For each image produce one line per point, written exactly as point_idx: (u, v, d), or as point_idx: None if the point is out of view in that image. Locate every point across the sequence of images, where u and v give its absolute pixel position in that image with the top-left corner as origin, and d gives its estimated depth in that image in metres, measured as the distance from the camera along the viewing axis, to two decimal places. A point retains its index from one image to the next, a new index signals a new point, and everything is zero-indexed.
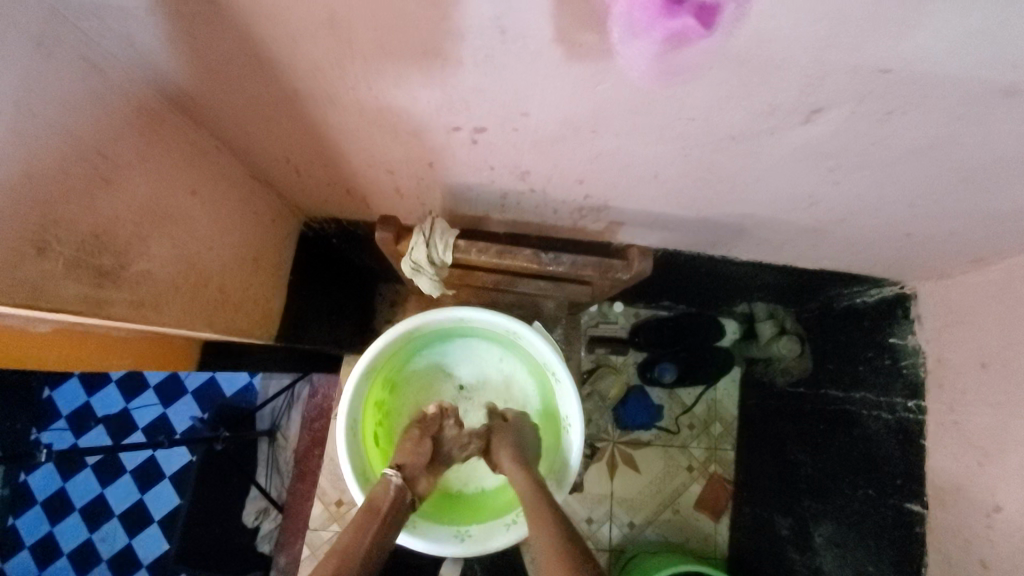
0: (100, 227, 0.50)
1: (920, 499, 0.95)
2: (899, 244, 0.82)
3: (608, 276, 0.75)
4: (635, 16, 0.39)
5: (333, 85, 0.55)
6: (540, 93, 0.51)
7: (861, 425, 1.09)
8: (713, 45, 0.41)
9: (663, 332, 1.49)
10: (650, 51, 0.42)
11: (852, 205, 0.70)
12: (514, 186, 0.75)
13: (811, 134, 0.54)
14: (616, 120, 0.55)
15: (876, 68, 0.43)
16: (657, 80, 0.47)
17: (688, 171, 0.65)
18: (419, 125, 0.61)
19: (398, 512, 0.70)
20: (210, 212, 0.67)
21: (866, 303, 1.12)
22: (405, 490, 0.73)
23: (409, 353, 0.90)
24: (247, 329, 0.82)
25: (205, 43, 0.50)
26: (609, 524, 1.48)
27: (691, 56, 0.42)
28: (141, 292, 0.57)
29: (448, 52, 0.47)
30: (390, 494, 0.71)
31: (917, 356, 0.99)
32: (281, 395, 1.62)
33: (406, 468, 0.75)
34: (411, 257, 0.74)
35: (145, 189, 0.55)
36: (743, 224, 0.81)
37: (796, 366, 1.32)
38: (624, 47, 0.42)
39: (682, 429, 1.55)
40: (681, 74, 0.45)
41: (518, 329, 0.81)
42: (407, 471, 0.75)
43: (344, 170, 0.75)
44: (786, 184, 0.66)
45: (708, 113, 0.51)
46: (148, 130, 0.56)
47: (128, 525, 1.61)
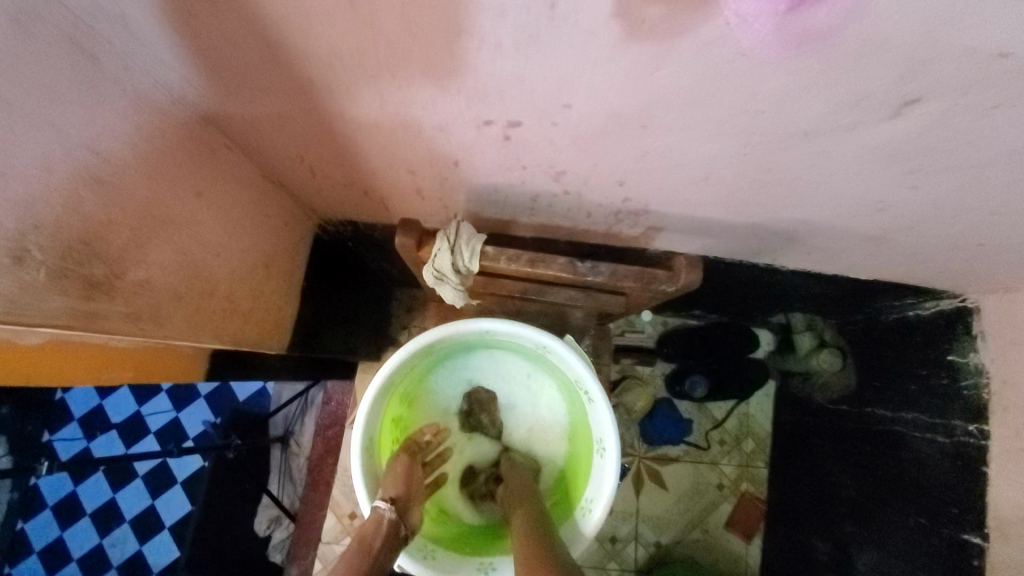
0: (92, 232, 0.44)
1: (979, 531, 0.89)
2: (970, 255, 0.74)
3: (651, 287, 0.68)
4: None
5: (353, 74, 0.49)
6: (587, 81, 0.45)
7: (909, 448, 1.04)
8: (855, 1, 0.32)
9: (693, 342, 1.41)
10: (776, 12, 0.33)
11: (926, 211, 0.62)
12: (546, 187, 0.68)
13: (898, 131, 0.47)
14: (671, 114, 0.48)
15: (1000, 50, 0.36)
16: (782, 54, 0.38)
17: (743, 172, 0.58)
18: (446, 119, 0.55)
19: (390, 546, 0.64)
20: (217, 214, 0.61)
21: (919, 316, 1.03)
22: (398, 522, 0.67)
23: (431, 366, 0.84)
24: (257, 341, 0.77)
25: (210, 25, 0.44)
26: (634, 543, 1.42)
27: (823, 16, 0.34)
28: (139, 305, 0.51)
29: (484, 34, 0.41)
30: (383, 528, 0.65)
31: (980, 377, 0.91)
32: (295, 401, 1.57)
33: (400, 501, 0.69)
34: (434, 264, 0.67)
35: (145, 190, 0.50)
36: (795, 230, 0.74)
37: (836, 381, 1.25)
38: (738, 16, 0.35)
39: (712, 445, 1.46)
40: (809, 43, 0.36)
41: (548, 343, 0.75)
42: (399, 503, 0.69)
43: (362, 169, 0.69)
44: (856, 187, 0.59)
45: (783, 103, 0.44)
46: (148, 124, 0.50)
47: (139, 531, 1.57)
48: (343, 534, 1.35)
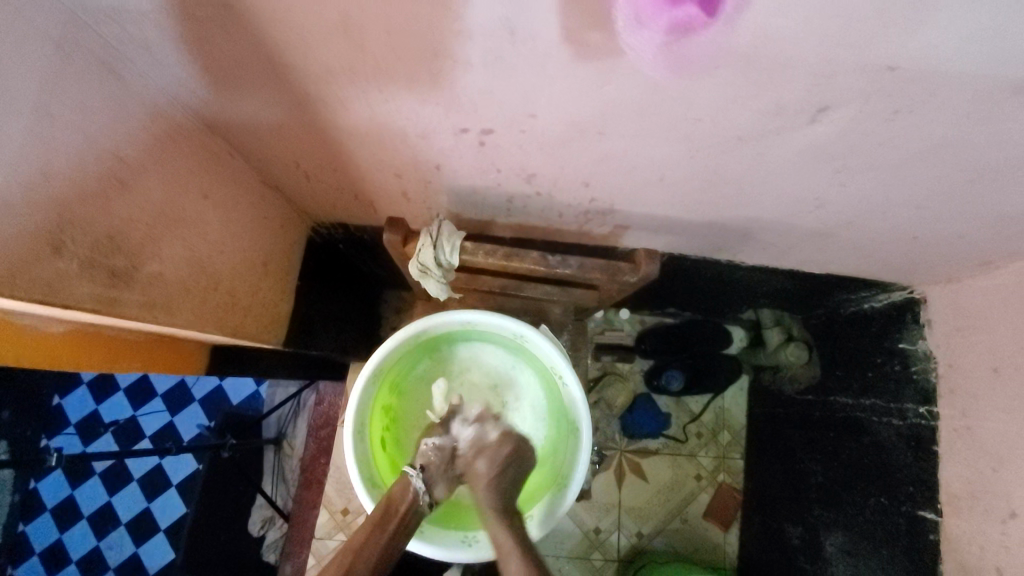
0: (114, 228, 0.50)
1: (934, 507, 0.93)
2: (907, 248, 0.81)
3: (616, 279, 0.75)
4: (641, 8, 0.39)
5: (344, 89, 0.55)
6: (548, 94, 0.52)
7: (870, 432, 1.07)
8: (719, 38, 0.41)
9: (670, 339, 1.50)
10: (655, 42, 0.42)
11: (859, 207, 0.70)
12: (521, 189, 0.75)
13: (818, 135, 0.54)
14: (623, 122, 0.55)
15: (881, 66, 0.43)
16: (664, 72, 0.46)
17: (694, 172, 0.65)
18: (428, 127, 0.62)
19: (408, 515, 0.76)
20: (221, 215, 0.68)
21: (874, 308, 1.10)
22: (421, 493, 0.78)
23: (415, 359, 0.90)
24: (256, 335, 0.83)
25: (220, 48, 0.50)
26: (617, 532, 1.45)
27: (700, 48, 0.42)
28: (153, 294, 0.57)
29: (456, 54, 0.48)
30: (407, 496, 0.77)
31: (928, 361, 0.97)
32: (288, 403, 1.62)
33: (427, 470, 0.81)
34: (418, 259, 0.74)
35: (159, 192, 0.56)
36: (749, 228, 0.81)
37: (803, 374, 1.32)
38: (630, 39, 0.42)
39: (690, 437, 1.52)
40: (693, 65, 0.45)
41: (525, 332, 0.81)
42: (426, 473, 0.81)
43: (353, 174, 0.76)
44: (793, 186, 0.66)
45: (715, 113, 0.52)
46: (162, 134, 0.57)
47: (135, 534, 1.61)
48: (337, 529, 1.33)
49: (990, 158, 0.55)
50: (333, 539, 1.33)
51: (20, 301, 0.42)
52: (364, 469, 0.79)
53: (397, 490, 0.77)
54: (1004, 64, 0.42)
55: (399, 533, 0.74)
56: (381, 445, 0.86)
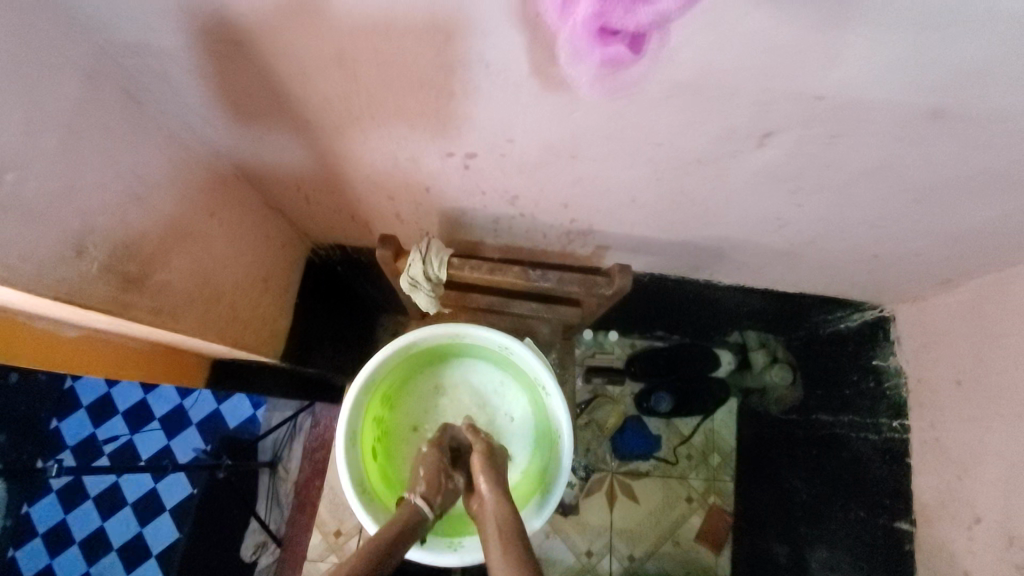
0: (130, 238, 0.56)
1: (909, 517, 0.95)
2: (869, 266, 0.87)
3: (592, 292, 0.81)
4: (578, 46, 0.44)
5: (340, 116, 0.62)
6: (522, 121, 0.58)
7: (849, 447, 1.10)
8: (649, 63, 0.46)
9: (658, 362, 1.52)
10: (591, 73, 0.47)
11: (817, 226, 0.75)
12: (505, 210, 0.81)
13: (767, 158, 0.60)
14: (591, 146, 0.61)
15: (809, 95, 0.49)
16: (598, 93, 0.51)
17: (662, 194, 0.71)
18: (416, 152, 0.68)
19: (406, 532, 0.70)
20: (226, 232, 0.73)
21: (849, 327, 1.15)
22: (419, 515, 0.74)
23: (406, 371, 0.94)
24: (255, 348, 0.87)
25: (231, 80, 0.57)
26: (608, 556, 1.43)
27: (634, 74, 0.47)
28: (161, 301, 0.62)
29: (440, 84, 0.54)
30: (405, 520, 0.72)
31: (899, 377, 1.01)
32: (285, 425, 1.64)
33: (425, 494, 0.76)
34: (408, 273, 0.79)
35: (171, 208, 0.62)
36: (720, 247, 0.86)
37: (788, 395, 1.36)
38: (571, 68, 0.47)
39: (680, 459, 1.54)
40: (623, 89, 0.50)
41: (510, 345, 0.86)
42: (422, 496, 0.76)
43: (350, 197, 0.82)
44: (754, 206, 0.72)
45: (672, 137, 0.58)
46: (175, 156, 0.63)
47: (127, 558, 1.61)
48: (329, 551, 1.33)
49: (925, 178, 0.61)
50: (324, 561, 1.33)
51: (43, 297, 0.47)
52: (354, 476, 0.82)
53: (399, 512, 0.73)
54: (916, 92, 0.48)
55: (396, 549, 0.67)
56: (372, 454, 0.89)
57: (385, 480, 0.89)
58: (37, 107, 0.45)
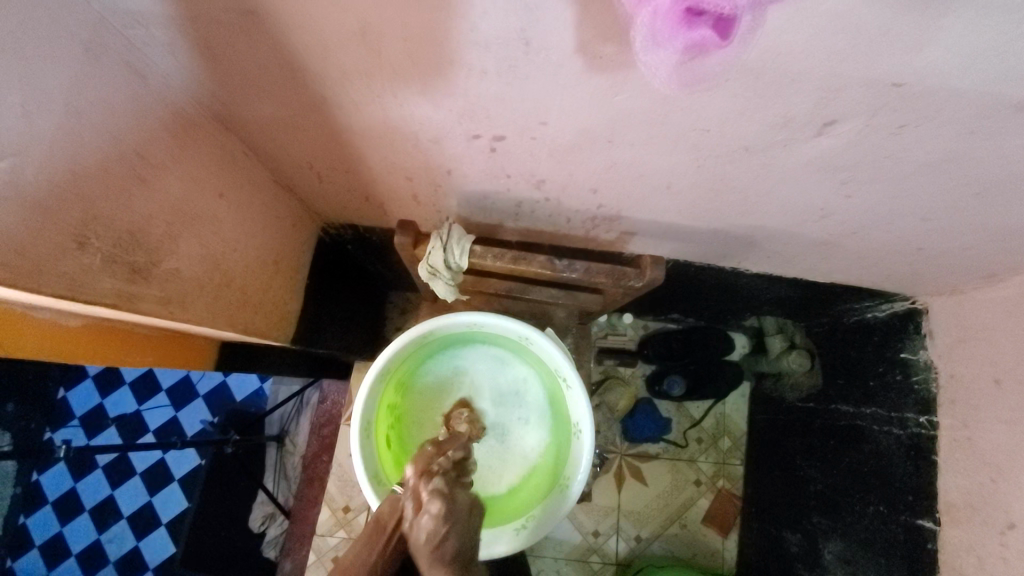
0: (136, 225, 0.52)
1: (932, 517, 0.94)
2: (909, 259, 0.82)
3: (621, 283, 0.77)
4: (657, 24, 0.35)
5: (359, 93, 0.57)
6: (560, 104, 0.53)
7: (871, 440, 1.08)
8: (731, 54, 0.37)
9: (672, 345, 1.49)
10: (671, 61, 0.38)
11: (863, 218, 0.71)
12: (529, 194, 0.77)
13: (823, 147, 0.55)
14: (632, 131, 0.57)
15: (887, 82, 0.45)
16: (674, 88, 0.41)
17: (701, 182, 0.67)
18: (439, 133, 0.63)
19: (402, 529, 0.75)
20: (235, 214, 0.69)
21: (877, 317, 1.12)
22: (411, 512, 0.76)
23: (421, 357, 0.91)
24: (266, 332, 0.84)
25: (240, 51, 0.52)
26: (615, 537, 1.45)
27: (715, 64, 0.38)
28: (169, 290, 0.59)
29: (474, 63, 0.49)
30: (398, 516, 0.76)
31: (929, 371, 0.99)
32: (291, 400, 1.62)
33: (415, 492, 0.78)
34: (428, 261, 0.76)
35: (178, 190, 0.58)
36: (752, 237, 0.82)
37: (805, 381, 1.32)
38: (647, 56, 0.38)
39: (690, 443, 1.53)
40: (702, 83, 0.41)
41: (530, 336, 0.82)
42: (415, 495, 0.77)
43: (365, 177, 0.77)
44: (800, 196, 0.67)
45: (723, 124, 0.53)
46: (183, 135, 0.58)
47: (137, 527, 1.62)
48: (338, 527, 1.36)
49: (993, 173, 0.56)
50: (334, 536, 1.36)
51: (46, 295, 0.44)
52: (369, 465, 0.80)
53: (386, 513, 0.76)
54: (1004, 84, 0.43)
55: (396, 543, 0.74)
56: (387, 442, 0.87)
57: (398, 467, 0.87)
58: (32, 83, 0.40)
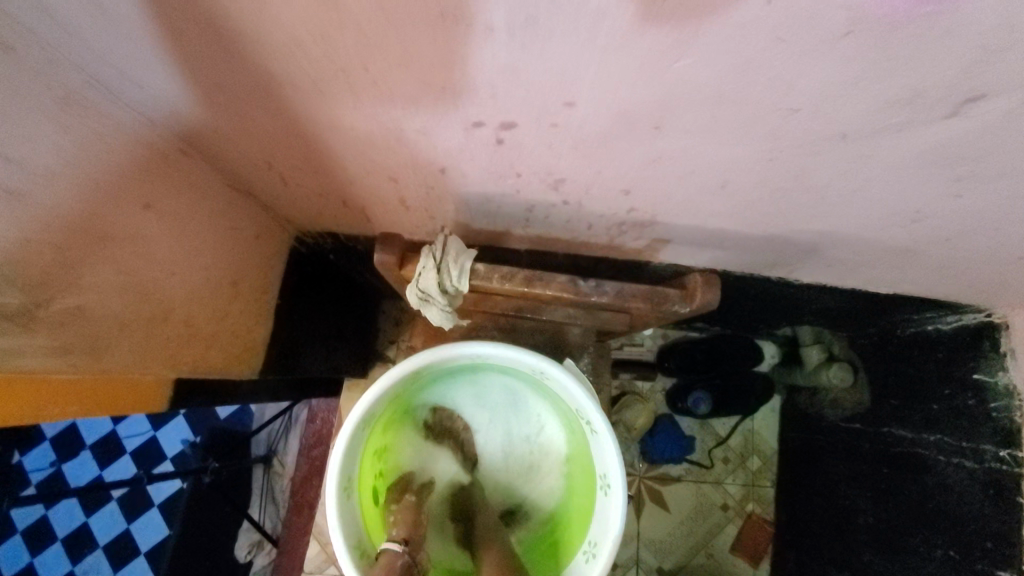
0: (6, 255, 0.37)
1: (1016, 568, 0.82)
2: (1007, 269, 0.67)
3: (662, 308, 0.63)
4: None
5: (319, 68, 0.42)
6: (593, 77, 0.39)
7: (935, 473, 0.94)
8: None
9: (696, 357, 1.35)
10: None
11: (966, 222, 0.56)
12: (543, 197, 0.62)
13: (953, 133, 0.41)
14: (689, 112, 0.42)
15: None
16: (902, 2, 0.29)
17: (767, 180, 0.52)
18: (429, 122, 0.48)
19: None
20: (171, 229, 0.54)
21: (939, 331, 0.96)
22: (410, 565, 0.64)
23: (418, 394, 0.77)
24: (223, 367, 0.69)
25: (141, 7, 0.37)
26: (635, 568, 1.32)
27: None
28: (71, 336, 0.44)
29: (472, 19, 0.34)
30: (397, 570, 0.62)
31: (1012, 398, 0.84)
32: (279, 419, 1.48)
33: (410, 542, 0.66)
34: (417, 284, 0.62)
35: (76, 202, 0.43)
36: (814, 243, 0.68)
37: (847, 398, 1.18)
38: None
39: (716, 463, 1.39)
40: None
41: (546, 369, 0.67)
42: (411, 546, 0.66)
43: (339, 178, 0.62)
44: (893, 196, 0.52)
45: (820, 100, 0.39)
46: (79, 127, 0.43)
47: (111, 558, 1.47)
48: (327, 563, 1.20)
49: None
50: (324, 573, 1.20)
51: None
52: (351, 534, 0.64)
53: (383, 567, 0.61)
54: None
55: None
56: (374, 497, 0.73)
57: None
58: None
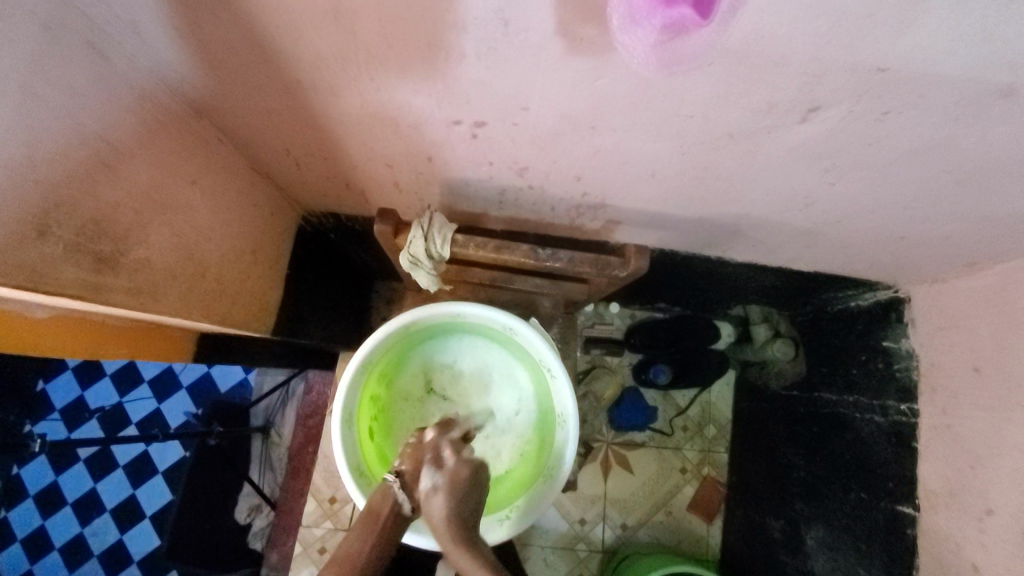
0: (101, 214, 0.50)
1: (913, 502, 0.95)
2: (892, 248, 0.82)
3: (606, 273, 0.77)
4: (635, 3, 0.38)
5: (336, 77, 0.55)
6: (541, 89, 0.52)
7: (852, 428, 1.09)
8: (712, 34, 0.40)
9: (659, 334, 1.49)
10: (649, 41, 0.40)
11: (847, 207, 0.71)
12: (512, 182, 0.75)
13: (809, 134, 0.55)
14: (616, 116, 0.56)
15: (870, 67, 0.44)
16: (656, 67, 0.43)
17: (685, 170, 0.66)
18: (419, 119, 0.62)
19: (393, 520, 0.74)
20: (210, 202, 0.67)
21: (859, 306, 1.12)
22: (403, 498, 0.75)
23: (406, 348, 0.90)
24: (244, 323, 0.82)
25: (208, 31, 0.50)
26: (602, 524, 1.46)
27: (692, 46, 0.41)
28: (140, 281, 0.57)
29: (451, 46, 0.48)
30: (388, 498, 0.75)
31: (911, 360, 0.99)
32: (276, 391, 1.58)
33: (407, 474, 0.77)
34: (409, 250, 0.75)
35: (147, 176, 0.56)
36: (737, 225, 0.82)
37: (789, 369, 1.33)
38: (624, 36, 0.41)
39: (676, 431, 1.53)
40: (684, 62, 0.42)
41: (514, 326, 0.81)
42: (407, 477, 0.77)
43: (344, 164, 0.75)
44: (784, 184, 0.67)
45: (706, 110, 0.53)
46: (151, 120, 0.56)
47: (119, 520, 1.60)
48: (324, 518, 1.32)
49: (976, 160, 0.56)
50: (319, 526, 1.32)
51: (7, 286, 0.42)
52: (352, 458, 0.79)
53: (375, 497, 0.75)
54: (991, 69, 0.42)
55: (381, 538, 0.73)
56: (370, 435, 0.86)
57: (380, 460, 0.86)
58: None
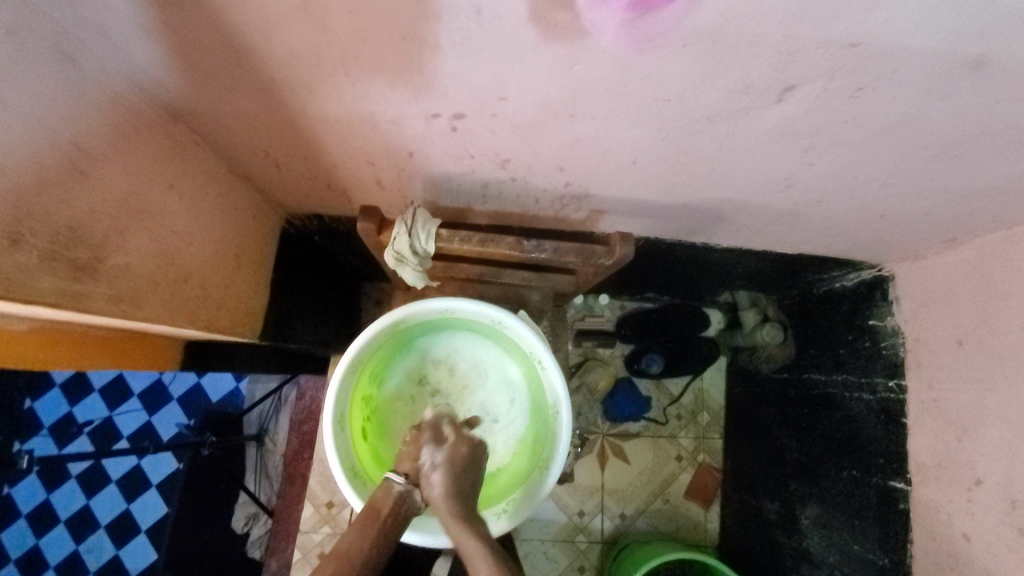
0: (77, 220, 0.49)
1: (903, 477, 0.96)
2: (873, 226, 0.83)
3: (591, 262, 0.78)
4: None
5: (311, 74, 0.54)
6: (518, 78, 0.52)
7: (843, 407, 1.10)
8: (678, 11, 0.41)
9: (649, 323, 1.49)
10: (617, 18, 0.42)
11: (827, 186, 0.71)
12: (495, 174, 0.75)
13: (786, 114, 0.55)
14: (594, 103, 0.56)
15: (841, 43, 0.44)
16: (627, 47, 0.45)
17: (665, 156, 0.66)
18: (397, 114, 0.61)
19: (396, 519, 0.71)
20: (189, 206, 0.67)
21: (844, 287, 1.14)
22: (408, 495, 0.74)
23: (396, 347, 0.90)
24: (231, 328, 0.81)
25: (179, 31, 0.49)
26: (600, 515, 1.46)
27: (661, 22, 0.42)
28: (120, 288, 0.56)
29: (425, 37, 0.47)
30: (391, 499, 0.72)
31: (896, 337, 1.00)
32: (269, 398, 1.57)
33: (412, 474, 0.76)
34: (393, 247, 0.75)
35: (122, 182, 0.55)
36: (720, 210, 0.82)
37: (778, 354, 1.34)
38: (592, 16, 0.42)
39: (670, 419, 1.54)
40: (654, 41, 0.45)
41: (503, 319, 0.81)
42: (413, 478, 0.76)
43: (325, 163, 0.75)
44: (764, 166, 0.67)
45: (683, 93, 0.53)
46: (125, 123, 0.56)
47: (114, 535, 1.58)
48: (321, 523, 1.32)
49: (949, 134, 0.56)
50: (318, 532, 1.32)
51: None
52: (345, 458, 0.78)
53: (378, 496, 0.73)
54: (959, 41, 0.43)
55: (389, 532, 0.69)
56: (363, 435, 0.86)
57: (375, 459, 0.86)
58: None
